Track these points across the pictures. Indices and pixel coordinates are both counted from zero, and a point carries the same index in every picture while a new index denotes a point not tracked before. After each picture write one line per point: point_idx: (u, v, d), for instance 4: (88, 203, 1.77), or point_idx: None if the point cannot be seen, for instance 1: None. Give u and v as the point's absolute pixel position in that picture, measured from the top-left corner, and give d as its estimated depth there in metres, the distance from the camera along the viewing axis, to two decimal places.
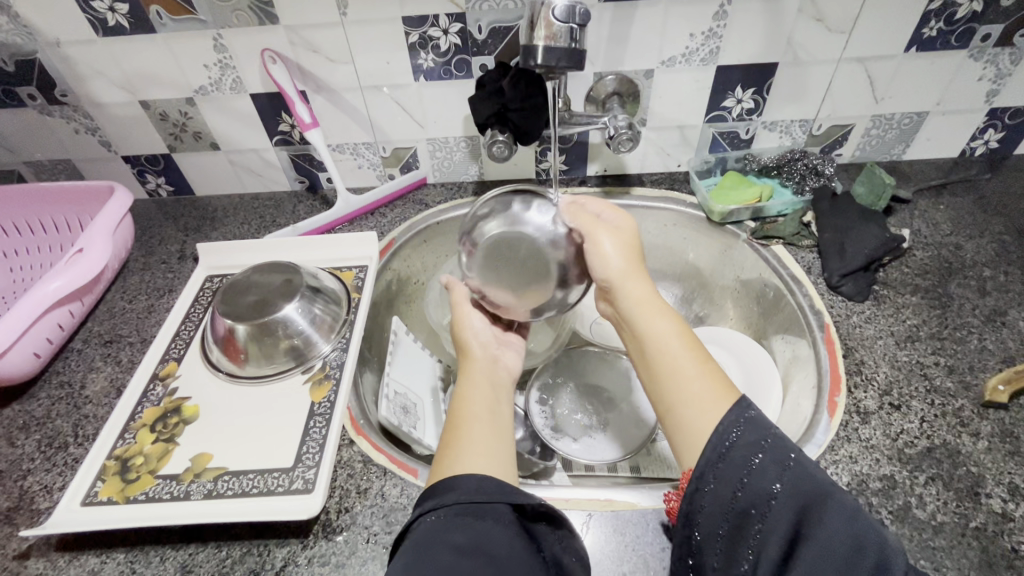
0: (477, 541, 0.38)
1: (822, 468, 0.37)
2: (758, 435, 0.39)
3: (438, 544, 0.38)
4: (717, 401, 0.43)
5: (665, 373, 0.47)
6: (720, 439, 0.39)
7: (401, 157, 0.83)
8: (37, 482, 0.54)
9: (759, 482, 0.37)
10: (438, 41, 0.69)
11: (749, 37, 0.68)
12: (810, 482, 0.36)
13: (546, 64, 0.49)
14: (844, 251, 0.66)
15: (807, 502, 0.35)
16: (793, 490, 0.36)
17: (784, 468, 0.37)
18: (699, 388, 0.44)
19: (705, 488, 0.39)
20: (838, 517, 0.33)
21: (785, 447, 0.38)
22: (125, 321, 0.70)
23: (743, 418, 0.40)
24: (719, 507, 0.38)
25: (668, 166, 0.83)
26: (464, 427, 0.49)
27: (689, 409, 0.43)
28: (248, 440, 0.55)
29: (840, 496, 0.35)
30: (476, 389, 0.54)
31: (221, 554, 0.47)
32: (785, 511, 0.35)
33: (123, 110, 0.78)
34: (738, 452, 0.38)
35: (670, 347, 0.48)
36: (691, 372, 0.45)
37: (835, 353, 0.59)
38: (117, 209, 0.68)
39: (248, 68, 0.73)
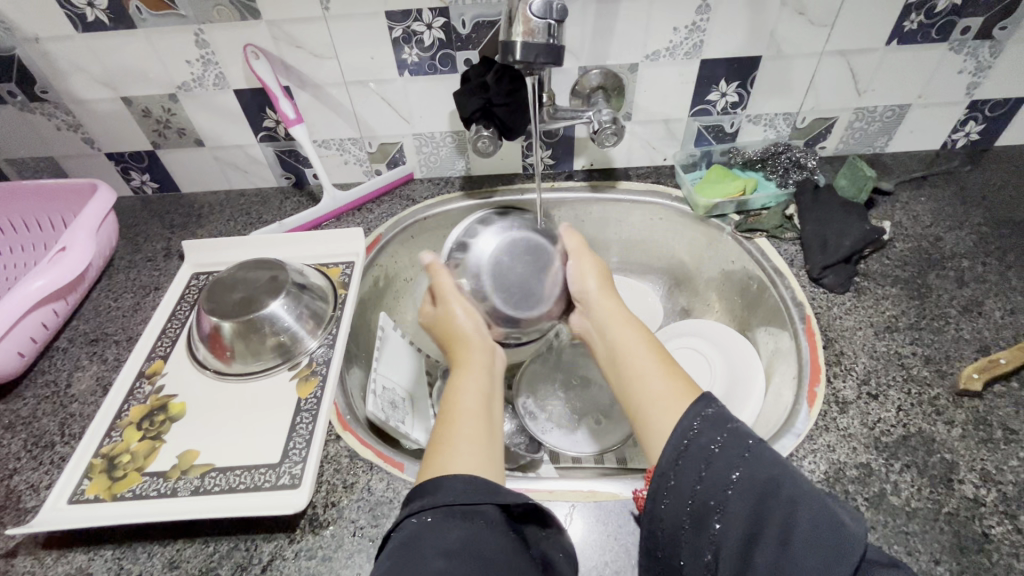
0: (467, 542, 0.39)
1: (775, 454, 0.39)
2: (714, 432, 0.41)
3: (425, 546, 0.38)
4: (678, 400, 0.47)
5: (630, 377, 0.52)
6: (680, 436, 0.41)
7: (388, 152, 0.83)
8: (23, 480, 0.54)
9: (718, 474, 0.39)
10: (422, 35, 0.69)
11: (732, 30, 0.68)
12: (765, 469, 0.38)
13: (526, 59, 0.48)
14: (826, 244, 0.66)
15: (762, 487, 0.37)
16: (750, 479, 0.38)
17: (741, 459, 0.39)
18: (658, 390, 0.48)
19: (667, 483, 0.40)
20: (795, 503, 0.35)
21: (742, 439, 0.40)
22: (111, 320, 0.69)
23: (700, 415, 0.42)
24: (680, 501, 0.39)
25: (654, 159, 0.84)
26: (453, 425, 0.50)
27: (651, 416, 0.47)
28: (235, 436, 0.55)
29: (791, 481, 0.37)
30: (470, 386, 0.54)
31: (209, 550, 0.48)
32: (743, 499, 0.37)
33: (105, 106, 0.77)
34: (697, 446, 0.40)
35: (636, 352, 0.53)
36: (654, 380, 0.49)
37: (815, 345, 0.59)
38: (101, 207, 0.67)
39: (231, 64, 0.73)
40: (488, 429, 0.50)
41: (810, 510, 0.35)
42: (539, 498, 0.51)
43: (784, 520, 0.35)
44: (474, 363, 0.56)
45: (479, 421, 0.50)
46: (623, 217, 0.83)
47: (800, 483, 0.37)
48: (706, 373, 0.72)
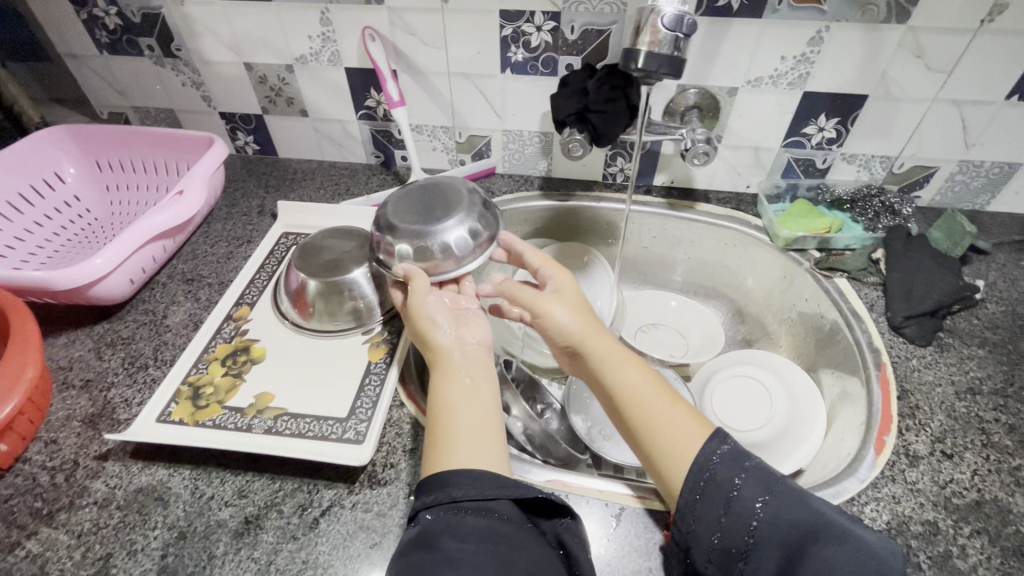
0: (484, 533, 0.41)
1: (793, 492, 0.40)
2: (732, 472, 0.42)
3: (445, 536, 0.41)
4: (692, 440, 0.45)
5: (643, 416, 0.47)
6: (697, 477, 0.42)
7: (475, 144, 0.86)
8: (119, 394, 0.59)
9: (739, 517, 0.40)
10: (530, 37, 0.72)
11: (842, 65, 0.68)
12: (788, 515, 0.39)
13: (648, 68, 0.49)
14: (912, 293, 0.64)
15: (789, 535, 0.39)
16: (773, 523, 0.39)
17: (759, 501, 0.40)
18: (677, 428, 0.46)
19: (690, 528, 0.42)
20: (825, 549, 0.37)
21: (762, 476, 0.41)
22: (205, 263, 0.75)
23: (717, 453, 0.43)
24: (705, 547, 0.41)
25: (737, 186, 0.83)
26: (436, 423, 0.49)
27: (665, 455, 0.45)
28: (309, 387, 0.59)
29: (811, 526, 0.38)
30: (450, 383, 0.51)
31: (275, 486, 0.51)
32: (766, 542, 0.39)
33: (228, 69, 0.84)
34: (715, 489, 0.42)
35: (641, 389, 0.49)
36: (668, 415, 0.47)
37: (889, 394, 0.58)
38: (215, 159, 0.73)
39: (348, 43, 0.77)
40: (473, 418, 0.49)
41: (842, 558, 0.37)
42: (589, 496, 0.52)
43: (817, 564, 0.37)
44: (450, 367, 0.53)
45: (460, 415, 0.49)
46: (696, 238, 0.83)
47: (820, 526, 0.38)
48: (765, 407, 0.69)
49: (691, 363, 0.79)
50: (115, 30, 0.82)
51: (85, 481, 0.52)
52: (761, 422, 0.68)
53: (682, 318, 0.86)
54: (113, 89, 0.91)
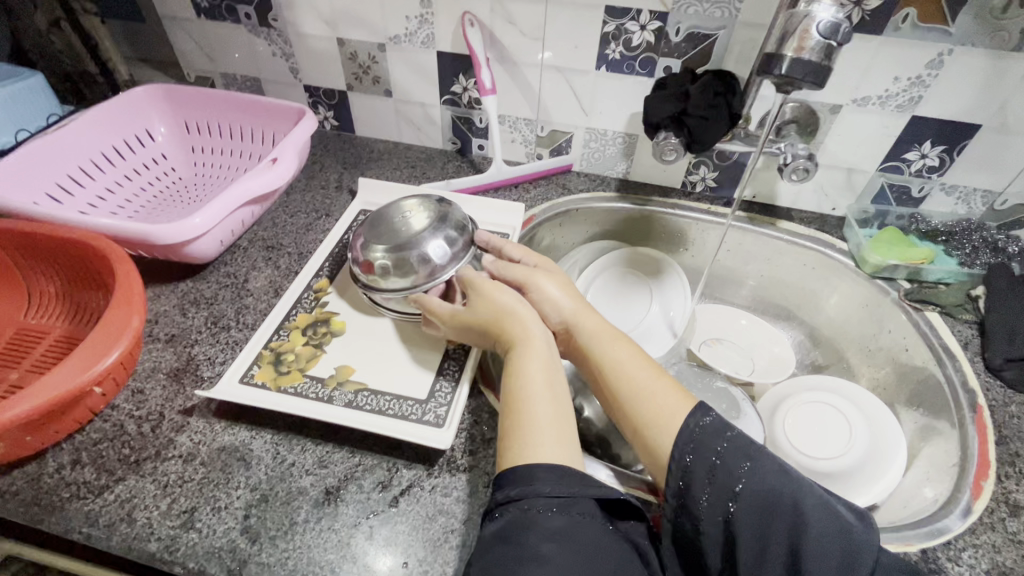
0: (570, 534, 0.40)
1: (775, 464, 0.42)
2: (715, 442, 0.43)
3: (530, 532, 0.40)
4: (679, 409, 0.47)
5: (631, 389, 0.50)
6: (682, 448, 0.44)
7: (556, 139, 0.85)
8: (202, 352, 0.60)
9: (723, 483, 0.41)
10: (632, 35, 0.71)
11: (960, 92, 0.65)
12: (767, 482, 0.40)
13: (790, 74, 0.47)
14: (1015, 335, 0.61)
15: (765, 502, 0.39)
16: (753, 491, 0.40)
17: (743, 467, 0.41)
18: (662, 400, 0.48)
19: (679, 500, 0.43)
20: (802, 517, 0.38)
21: (742, 447, 0.43)
22: (285, 232, 0.76)
23: (700, 424, 0.45)
24: (692, 517, 0.42)
25: (823, 207, 0.81)
26: (522, 406, 0.49)
27: (652, 426, 0.47)
28: (388, 365, 0.59)
29: (792, 491, 0.39)
30: (533, 360, 0.52)
31: (354, 460, 0.51)
32: (748, 507, 0.40)
33: (320, 43, 0.84)
34: (700, 455, 0.43)
35: (628, 365, 0.52)
36: (654, 390, 0.49)
37: (986, 438, 0.55)
38: (305, 130, 0.74)
39: (444, 27, 0.77)
40: (558, 409, 0.49)
41: (820, 522, 0.38)
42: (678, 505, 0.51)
43: (793, 529, 0.38)
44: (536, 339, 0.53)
45: (546, 403, 0.49)
46: (774, 256, 0.81)
47: (803, 493, 0.39)
48: (845, 434, 0.66)
49: (757, 384, 0.77)
50: None
51: (171, 434, 0.52)
52: (844, 449, 0.64)
53: (750, 339, 0.83)
54: (203, 54, 0.93)
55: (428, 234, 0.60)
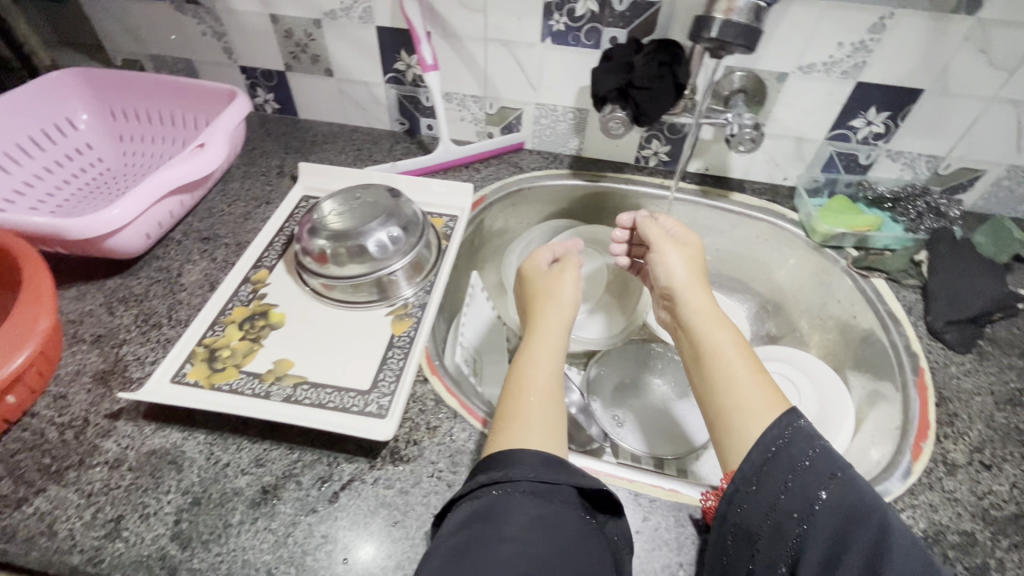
0: (546, 520, 0.40)
1: (869, 482, 0.39)
2: (805, 446, 0.41)
3: (506, 517, 0.40)
4: (766, 409, 0.45)
5: (720, 377, 0.48)
6: (767, 444, 0.42)
7: (506, 117, 0.83)
8: (131, 352, 0.57)
9: (805, 489, 0.39)
10: (575, 5, 0.68)
11: (902, 56, 0.64)
12: (856, 493, 0.38)
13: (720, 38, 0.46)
14: (955, 299, 0.62)
15: (851, 512, 0.37)
16: (838, 499, 0.38)
17: (832, 476, 0.39)
18: (752, 396, 0.46)
19: (747, 489, 0.41)
20: (889, 532, 0.35)
21: (833, 457, 0.40)
22: (222, 222, 0.72)
23: (792, 424, 0.43)
24: (760, 509, 0.40)
25: (774, 177, 0.80)
26: (520, 398, 0.50)
27: (733, 419, 0.45)
28: (330, 356, 0.57)
29: (884, 508, 0.37)
30: (546, 355, 0.55)
31: (293, 456, 0.49)
32: (829, 515, 0.38)
33: (251, 20, 0.79)
34: (787, 455, 0.41)
35: (725, 354, 0.50)
36: (746, 383, 0.47)
37: (927, 400, 0.56)
38: (237, 113, 0.70)
39: (381, 0, 0.73)
40: (557, 405, 0.50)
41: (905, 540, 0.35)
42: (617, 484, 0.50)
43: (876, 542, 0.35)
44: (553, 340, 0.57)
45: (545, 399, 0.50)
46: (728, 228, 0.81)
47: (893, 511, 0.37)
48: (793, 404, 0.68)
49: None
50: None
51: (96, 440, 0.50)
52: None
53: None
54: (128, 34, 0.86)
55: (376, 225, 0.61)
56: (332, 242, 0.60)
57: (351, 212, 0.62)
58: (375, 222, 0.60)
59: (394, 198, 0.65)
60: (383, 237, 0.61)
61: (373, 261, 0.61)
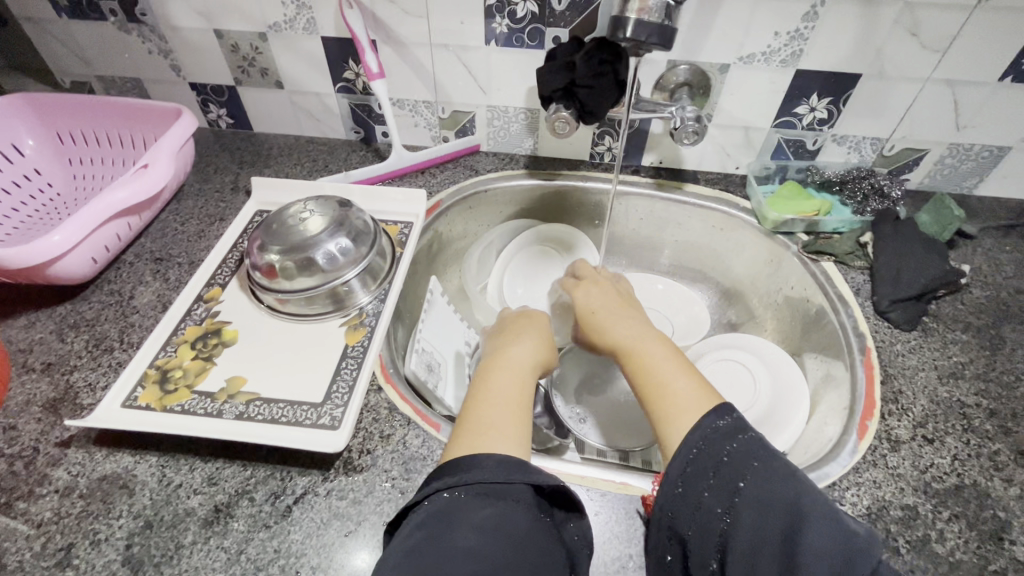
0: (502, 522, 0.38)
1: (783, 467, 0.40)
2: (724, 441, 0.41)
3: (461, 523, 0.38)
4: (698, 404, 0.46)
5: (653, 383, 0.50)
6: (688, 447, 0.42)
7: (459, 120, 0.83)
8: (82, 378, 0.56)
9: (724, 484, 0.40)
10: (516, 7, 0.69)
11: (838, 43, 0.66)
12: (773, 481, 0.39)
13: (636, 38, 0.48)
14: (899, 278, 0.63)
15: (770, 500, 0.38)
16: (757, 490, 0.39)
17: (749, 467, 0.40)
18: (683, 394, 0.47)
19: (673, 492, 0.41)
20: (804, 516, 0.36)
21: (752, 449, 0.41)
22: (175, 242, 0.72)
23: (712, 425, 0.43)
24: (687, 509, 0.40)
25: (726, 167, 0.81)
26: (479, 410, 0.48)
27: (666, 424, 0.46)
28: (283, 370, 0.57)
29: (797, 491, 0.38)
30: (503, 372, 0.53)
31: (246, 473, 0.49)
32: (750, 506, 0.38)
33: (196, 36, 0.79)
34: (705, 452, 0.41)
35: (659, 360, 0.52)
36: (675, 383, 0.49)
37: (873, 378, 0.57)
38: (183, 131, 0.69)
39: (324, 11, 0.73)
40: (519, 413, 0.49)
41: (821, 520, 0.36)
42: (570, 480, 0.51)
43: (795, 529, 0.36)
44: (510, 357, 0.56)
45: (505, 409, 0.48)
46: (683, 220, 0.82)
47: (807, 495, 0.38)
48: (750, 390, 0.69)
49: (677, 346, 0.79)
50: None
51: (46, 469, 0.49)
52: (745, 406, 0.68)
53: (666, 304, 0.84)
54: (73, 56, 0.86)
55: (326, 236, 0.61)
56: (282, 255, 0.60)
57: (300, 224, 0.62)
58: (324, 234, 0.60)
59: (345, 208, 0.65)
60: (333, 248, 0.61)
61: (323, 273, 0.61)
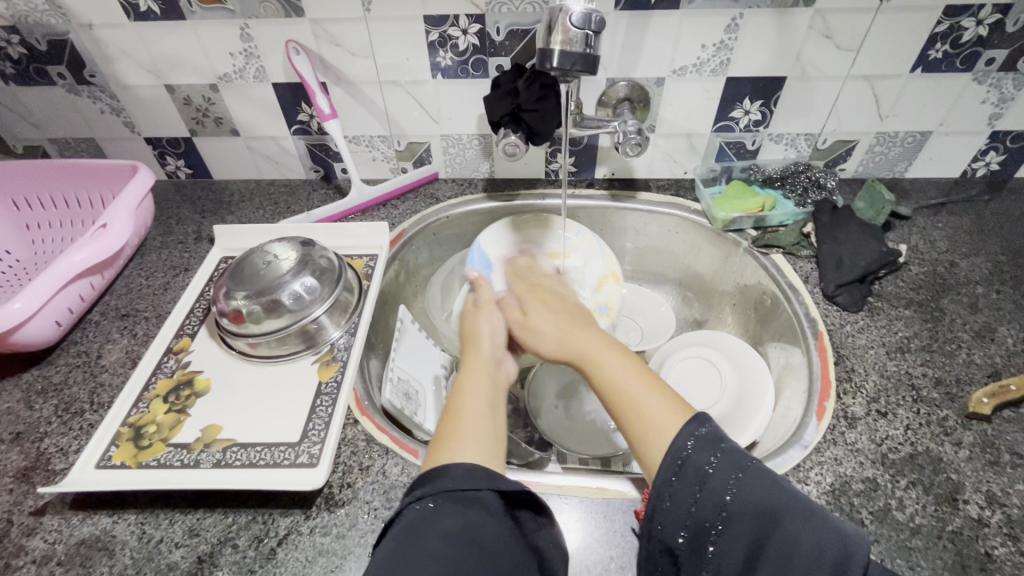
0: (467, 530, 0.39)
1: (772, 479, 0.39)
2: (707, 453, 0.40)
3: (426, 531, 0.39)
4: (671, 420, 0.45)
5: (619, 404, 0.49)
6: (674, 457, 0.41)
7: (415, 151, 0.86)
8: (53, 444, 0.56)
9: (712, 496, 0.38)
10: (457, 40, 0.72)
11: (760, 49, 0.70)
12: (758, 491, 0.38)
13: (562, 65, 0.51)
14: (841, 263, 0.67)
15: (758, 511, 0.37)
16: (745, 501, 0.37)
17: (734, 480, 0.38)
18: (651, 414, 0.46)
19: (662, 505, 0.40)
20: (793, 527, 0.35)
21: (736, 458, 0.40)
22: (141, 297, 0.72)
23: (693, 435, 0.42)
24: (676, 524, 0.39)
25: (675, 172, 0.85)
26: (458, 420, 0.50)
27: (643, 438, 0.45)
28: (257, 414, 0.57)
29: (787, 502, 0.37)
30: (470, 395, 0.54)
31: (228, 520, 0.49)
32: (739, 520, 0.37)
33: (148, 92, 0.80)
34: (691, 467, 0.40)
35: (625, 380, 0.50)
36: (646, 401, 0.48)
37: (827, 360, 0.61)
38: (140, 187, 0.70)
39: (271, 58, 0.75)
40: (490, 425, 0.50)
41: (808, 535, 0.35)
42: (547, 491, 0.52)
43: (785, 541, 0.35)
44: (472, 383, 0.55)
45: (482, 419, 0.51)
46: (640, 227, 0.85)
47: (793, 500, 0.37)
48: (717, 384, 0.72)
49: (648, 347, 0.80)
50: (20, 59, 0.77)
51: (21, 540, 0.49)
52: (713, 399, 0.71)
53: (633, 305, 0.87)
54: (23, 121, 0.86)
55: (291, 276, 0.62)
56: (249, 297, 0.61)
57: (265, 268, 0.63)
58: (289, 274, 0.62)
59: (309, 247, 0.66)
60: (299, 286, 0.62)
61: (291, 313, 0.62)
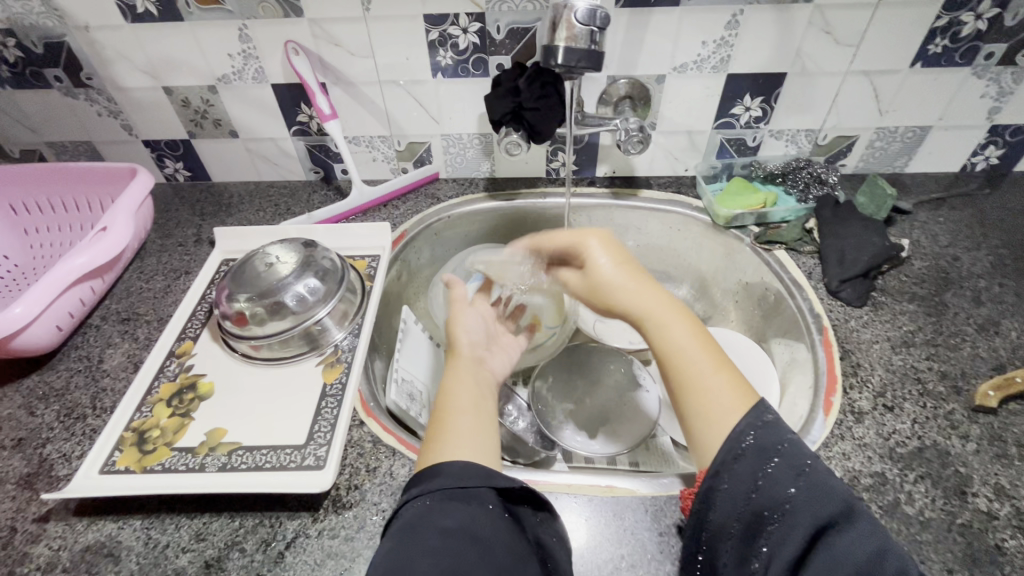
0: (462, 529, 0.38)
1: (836, 480, 0.38)
2: (776, 440, 0.40)
3: (427, 527, 0.38)
4: (732, 410, 0.43)
5: (682, 376, 0.47)
6: (734, 442, 0.41)
7: (415, 151, 0.85)
8: (56, 450, 0.55)
9: (775, 487, 0.38)
10: (457, 39, 0.71)
11: (761, 45, 0.70)
12: (826, 491, 0.37)
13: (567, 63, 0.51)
14: (844, 259, 0.67)
15: (820, 510, 0.36)
16: (809, 496, 0.37)
17: (801, 474, 0.38)
18: (717, 397, 0.44)
19: (720, 486, 0.40)
20: (851, 534, 0.35)
21: (799, 454, 0.39)
22: (142, 301, 0.72)
23: (759, 423, 0.41)
24: (734, 507, 0.39)
25: (676, 170, 0.85)
26: (446, 418, 0.50)
27: (704, 419, 0.44)
28: (262, 417, 0.57)
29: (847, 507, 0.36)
30: (455, 394, 0.53)
31: (234, 524, 0.49)
32: (801, 515, 0.37)
33: (146, 94, 0.79)
34: (754, 455, 0.40)
35: (686, 352, 0.48)
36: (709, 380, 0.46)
37: (832, 355, 0.61)
38: (139, 190, 0.70)
39: (271, 59, 0.74)
40: (478, 420, 0.50)
41: (870, 541, 0.34)
42: (555, 491, 0.52)
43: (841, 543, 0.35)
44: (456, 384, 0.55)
45: (468, 414, 0.50)
46: (642, 225, 0.85)
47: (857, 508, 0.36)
48: None
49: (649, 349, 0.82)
50: (16, 62, 0.76)
51: (25, 547, 0.48)
52: None
53: None
54: (19, 125, 0.85)
55: (294, 277, 0.62)
56: (252, 299, 0.60)
57: (266, 270, 0.62)
58: (291, 276, 0.61)
59: (311, 249, 0.66)
60: (302, 288, 0.62)
61: (294, 315, 0.61)
